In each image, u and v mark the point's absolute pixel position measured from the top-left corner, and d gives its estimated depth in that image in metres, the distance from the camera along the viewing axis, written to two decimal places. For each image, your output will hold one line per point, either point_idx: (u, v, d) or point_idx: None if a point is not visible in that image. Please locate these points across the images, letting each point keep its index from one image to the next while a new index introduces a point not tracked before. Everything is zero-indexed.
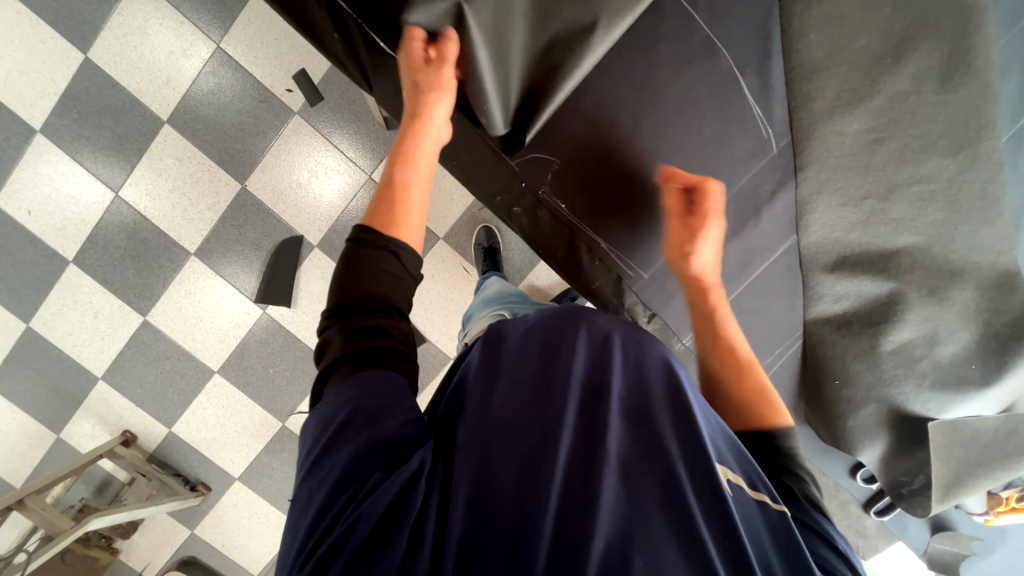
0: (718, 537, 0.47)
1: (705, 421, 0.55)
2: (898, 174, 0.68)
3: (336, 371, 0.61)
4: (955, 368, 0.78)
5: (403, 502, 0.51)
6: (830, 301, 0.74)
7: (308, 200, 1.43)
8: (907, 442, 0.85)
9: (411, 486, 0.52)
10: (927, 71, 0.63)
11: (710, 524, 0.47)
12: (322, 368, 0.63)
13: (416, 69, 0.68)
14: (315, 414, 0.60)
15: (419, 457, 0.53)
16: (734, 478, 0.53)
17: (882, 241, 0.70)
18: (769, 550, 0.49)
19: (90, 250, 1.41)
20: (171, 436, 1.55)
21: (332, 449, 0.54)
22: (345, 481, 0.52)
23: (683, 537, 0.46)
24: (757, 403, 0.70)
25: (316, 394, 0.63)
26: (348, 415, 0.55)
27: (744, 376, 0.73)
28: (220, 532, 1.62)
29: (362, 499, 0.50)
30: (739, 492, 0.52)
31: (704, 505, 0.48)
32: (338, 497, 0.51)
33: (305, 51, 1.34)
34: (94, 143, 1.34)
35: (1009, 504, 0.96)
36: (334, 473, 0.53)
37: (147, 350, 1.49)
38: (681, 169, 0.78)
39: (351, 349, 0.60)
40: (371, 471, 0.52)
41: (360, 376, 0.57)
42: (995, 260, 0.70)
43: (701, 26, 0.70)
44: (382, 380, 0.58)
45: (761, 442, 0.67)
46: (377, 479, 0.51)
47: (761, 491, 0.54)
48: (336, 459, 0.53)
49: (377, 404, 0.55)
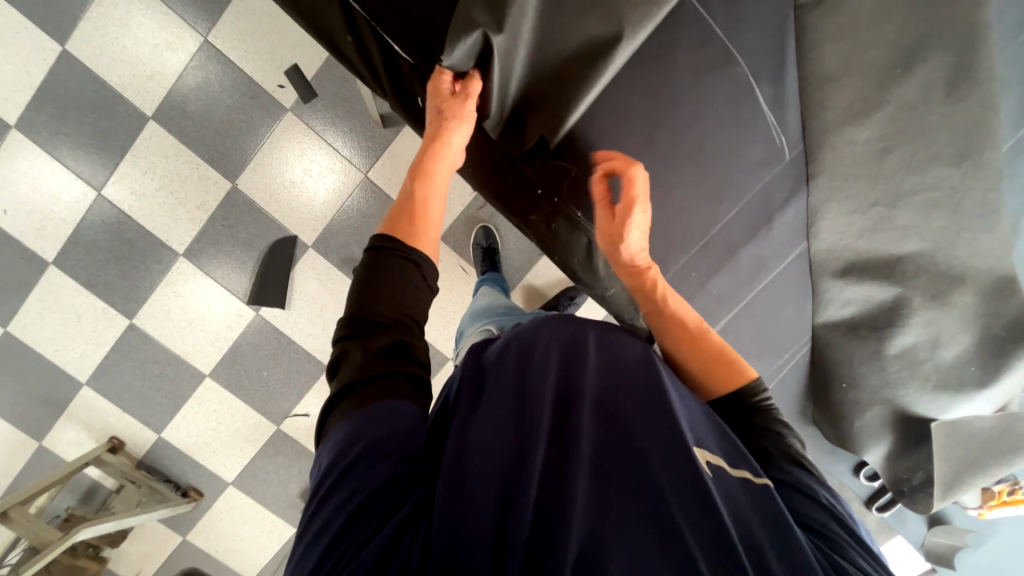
0: (697, 527, 0.44)
1: (680, 414, 0.55)
2: (905, 182, 0.77)
3: (348, 397, 0.58)
4: (955, 370, 0.88)
5: (395, 548, 0.46)
6: (839, 306, 0.87)
7: (301, 200, 1.39)
8: (912, 441, 0.96)
9: (402, 531, 0.48)
10: (933, 82, 0.71)
11: (688, 516, 0.45)
12: (332, 389, 0.60)
13: (442, 98, 0.75)
14: (322, 449, 0.56)
15: (414, 496, 0.51)
16: (715, 461, 0.52)
17: (889, 247, 0.81)
18: (758, 531, 0.46)
19: (73, 251, 1.35)
20: (160, 442, 1.51)
21: (333, 493, 0.50)
22: (346, 527, 0.47)
23: (658, 533, 0.44)
24: (718, 366, 0.70)
25: (322, 420, 0.60)
26: (357, 453, 0.51)
27: (701, 342, 0.72)
28: (214, 537, 1.59)
29: (360, 547, 0.45)
30: (721, 474, 0.51)
31: (683, 497, 0.46)
32: (336, 545, 0.47)
33: (298, 45, 1.30)
34: (75, 140, 1.29)
35: (1001, 498, 1.01)
36: (336, 518, 0.48)
37: (135, 354, 1.44)
38: (694, 175, 0.85)
39: (369, 372, 0.58)
40: (374, 517, 0.48)
41: (377, 406, 0.55)
42: (994, 265, 0.79)
43: (719, 34, 0.75)
44: (399, 412, 0.55)
45: (735, 405, 0.68)
46: (377, 524, 0.47)
47: (742, 467, 0.54)
48: (337, 503, 0.49)
49: (390, 440, 0.52)
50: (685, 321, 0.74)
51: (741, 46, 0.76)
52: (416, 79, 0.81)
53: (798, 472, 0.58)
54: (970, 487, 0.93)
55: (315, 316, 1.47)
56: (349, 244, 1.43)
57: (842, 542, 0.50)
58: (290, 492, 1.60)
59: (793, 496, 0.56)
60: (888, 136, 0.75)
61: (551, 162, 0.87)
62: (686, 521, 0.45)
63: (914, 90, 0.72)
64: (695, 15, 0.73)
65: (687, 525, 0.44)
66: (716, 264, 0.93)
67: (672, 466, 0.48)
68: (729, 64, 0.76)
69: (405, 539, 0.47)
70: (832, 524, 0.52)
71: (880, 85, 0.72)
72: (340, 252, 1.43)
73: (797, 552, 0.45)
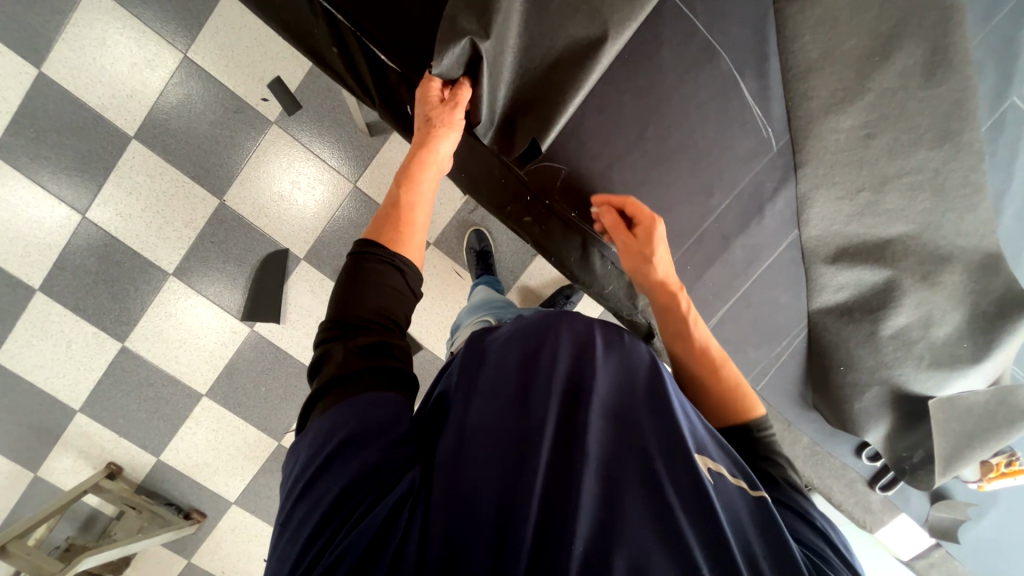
0: (699, 531, 0.46)
1: (685, 416, 0.56)
2: (890, 166, 0.79)
3: (328, 394, 0.57)
4: (948, 348, 0.90)
5: (389, 530, 0.46)
6: (833, 290, 0.90)
7: (291, 212, 1.38)
8: (910, 419, 0.98)
9: (396, 512, 0.47)
10: (912, 67, 0.73)
11: (691, 519, 0.47)
12: (313, 389, 0.59)
13: (430, 106, 0.76)
14: (304, 437, 0.55)
15: (407, 476, 0.50)
16: (716, 467, 0.53)
17: (877, 231, 0.84)
18: (750, 533, 0.48)
19: (60, 276, 1.33)
20: (159, 465, 1.49)
21: (321, 475, 0.50)
22: (337, 506, 0.47)
23: (660, 533, 0.45)
24: (730, 402, 0.70)
25: (304, 418, 0.60)
26: (346, 435, 0.51)
27: (717, 375, 0.72)
28: (219, 558, 1.57)
29: (354, 524, 0.46)
30: (720, 478, 0.52)
31: (686, 499, 0.48)
32: (327, 525, 0.47)
33: (278, 57, 1.29)
34: (56, 163, 1.26)
35: (999, 470, 1.02)
36: (325, 497, 0.48)
37: (128, 377, 1.42)
38: (684, 170, 0.87)
39: (350, 368, 0.58)
40: (366, 496, 0.48)
41: (358, 397, 0.54)
42: (980, 243, 0.81)
43: (701, 30, 0.76)
44: (384, 402, 0.55)
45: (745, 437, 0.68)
46: (371, 501, 0.47)
47: (739, 477, 0.54)
48: (326, 487, 0.49)
49: (376, 425, 0.52)
50: (706, 350, 0.74)
51: (722, 42, 0.77)
52: (404, 88, 0.83)
53: (795, 495, 0.60)
54: (969, 461, 0.94)
55: (310, 329, 1.45)
56: (342, 254, 1.42)
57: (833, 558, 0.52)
58: None
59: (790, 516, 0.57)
60: (869, 123, 0.77)
61: (543, 163, 0.89)
62: (688, 523, 0.46)
63: (892, 78, 0.74)
64: (677, 13, 0.75)
65: (688, 526, 0.46)
66: (710, 255, 0.94)
67: (676, 470, 0.50)
68: (712, 59, 0.78)
69: (399, 520, 0.47)
70: (825, 544, 0.54)
71: (861, 73, 0.74)
72: (333, 262, 1.42)
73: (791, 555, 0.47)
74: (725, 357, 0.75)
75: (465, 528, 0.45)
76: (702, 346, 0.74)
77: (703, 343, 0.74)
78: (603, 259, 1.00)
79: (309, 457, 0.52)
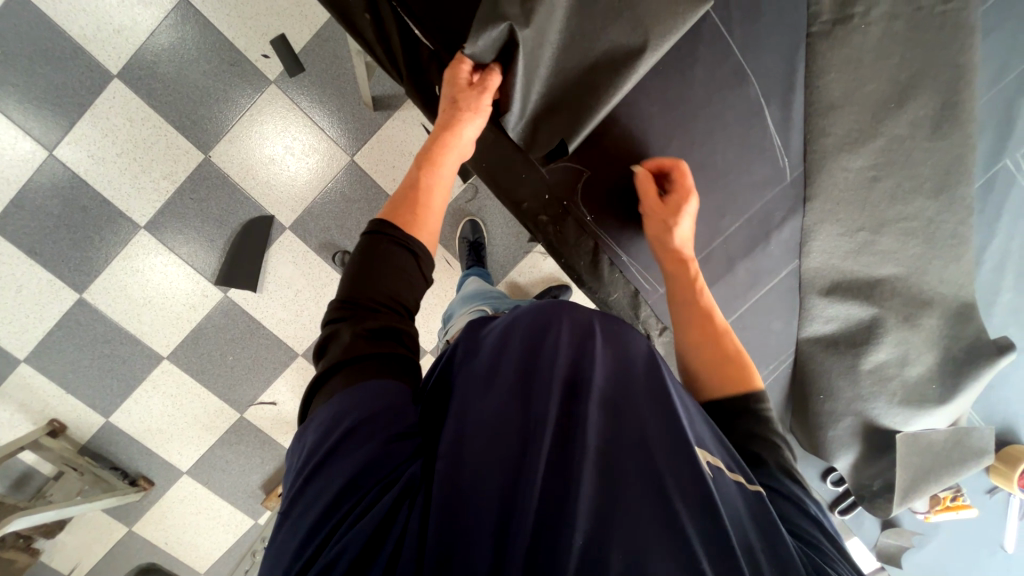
0: (701, 531, 0.46)
1: (684, 412, 0.57)
2: (889, 211, 0.86)
3: (336, 375, 0.57)
4: (918, 387, 0.97)
5: (388, 525, 0.45)
6: (822, 322, 0.96)
7: (279, 178, 1.32)
8: (874, 450, 1.04)
9: (396, 507, 0.46)
10: (923, 118, 0.80)
11: (693, 520, 0.47)
12: (319, 369, 0.59)
13: (458, 88, 0.74)
14: (309, 427, 0.54)
15: (407, 471, 0.49)
16: (713, 461, 0.54)
17: (868, 270, 0.90)
18: (749, 532, 0.49)
19: (15, 215, 1.23)
20: (108, 427, 1.40)
21: (322, 468, 0.49)
22: (338, 500, 0.46)
23: (664, 533, 0.45)
24: (732, 369, 0.76)
25: (307, 402, 0.59)
26: (351, 424, 0.50)
27: (722, 343, 0.80)
28: (163, 529, 1.50)
29: (355, 519, 0.44)
30: (718, 473, 0.53)
31: (687, 499, 0.48)
32: (328, 520, 0.45)
33: (284, 12, 1.21)
34: (24, 92, 1.16)
35: (946, 503, 1.14)
36: (327, 492, 0.47)
37: (83, 330, 1.32)
38: (703, 191, 0.89)
39: (357, 351, 0.57)
40: (365, 492, 0.47)
41: (368, 382, 0.54)
42: (958, 292, 0.89)
43: (734, 52, 0.78)
44: (392, 390, 0.54)
45: (745, 410, 0.71)
46: (370, 499, 0.46)
47: (735, 471, 0.56)
48: (326, 482, 0.48)
49: (378, 413, 0.51)
50: (712, 318, 0.83)
51: (752, 67, 0.79)
52: (434, 66, 0.81)
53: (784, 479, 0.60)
54: (923, 494, 1.03)
55: (288, 302, 1.40)
56: (329, 228, 1.37)
57: (827, 548, 0.53)
58: (250, 484, 1.52)
59: (792, 505, 0.58)
60: (878, 166, 0.83)
61: (565, 162, 0.88)
62: (690, 522, 0.46)
63: (903, 125, 0.80)
64: (714, 30, 0.76)
65: (690, 527, 0.46)
66: (715, 274, 0.96)
67: (676, 471, 0.50)
68: (740, 82, 0.80)
69: (399, 515, 0.46)
70: (817, 532, 0.55)
71: (875, 118, 0.80)
72: (320, 235, 1.37)
73: (787, 553, 0.47)
74: (728, 330, 0.82)
75: (463, 522, 0.45)
76: (708, 314, 0.83)
77: (708, 310, 0.84)
78: (613, 267, 0.99)
79: (311, 453, 0.51)
